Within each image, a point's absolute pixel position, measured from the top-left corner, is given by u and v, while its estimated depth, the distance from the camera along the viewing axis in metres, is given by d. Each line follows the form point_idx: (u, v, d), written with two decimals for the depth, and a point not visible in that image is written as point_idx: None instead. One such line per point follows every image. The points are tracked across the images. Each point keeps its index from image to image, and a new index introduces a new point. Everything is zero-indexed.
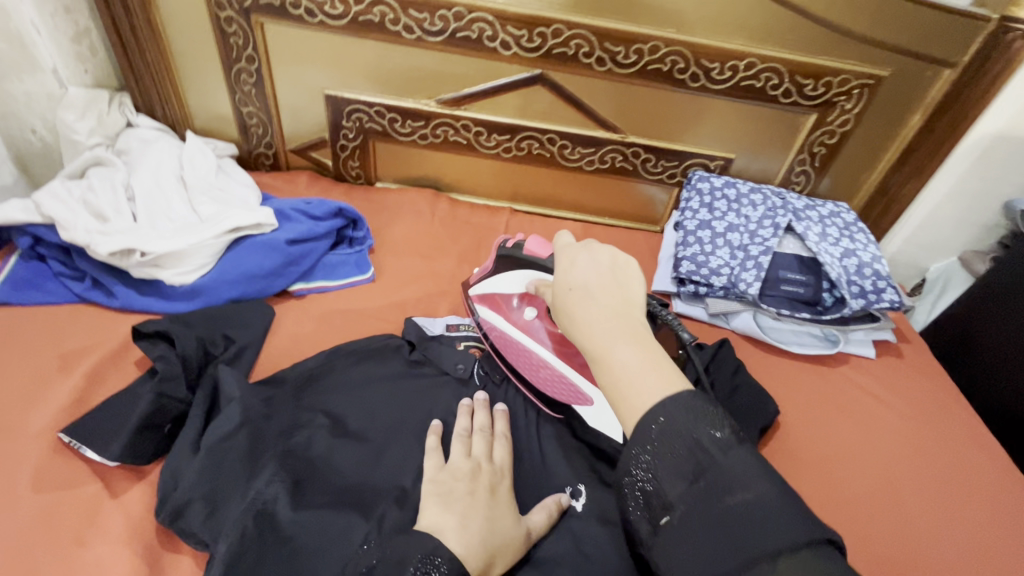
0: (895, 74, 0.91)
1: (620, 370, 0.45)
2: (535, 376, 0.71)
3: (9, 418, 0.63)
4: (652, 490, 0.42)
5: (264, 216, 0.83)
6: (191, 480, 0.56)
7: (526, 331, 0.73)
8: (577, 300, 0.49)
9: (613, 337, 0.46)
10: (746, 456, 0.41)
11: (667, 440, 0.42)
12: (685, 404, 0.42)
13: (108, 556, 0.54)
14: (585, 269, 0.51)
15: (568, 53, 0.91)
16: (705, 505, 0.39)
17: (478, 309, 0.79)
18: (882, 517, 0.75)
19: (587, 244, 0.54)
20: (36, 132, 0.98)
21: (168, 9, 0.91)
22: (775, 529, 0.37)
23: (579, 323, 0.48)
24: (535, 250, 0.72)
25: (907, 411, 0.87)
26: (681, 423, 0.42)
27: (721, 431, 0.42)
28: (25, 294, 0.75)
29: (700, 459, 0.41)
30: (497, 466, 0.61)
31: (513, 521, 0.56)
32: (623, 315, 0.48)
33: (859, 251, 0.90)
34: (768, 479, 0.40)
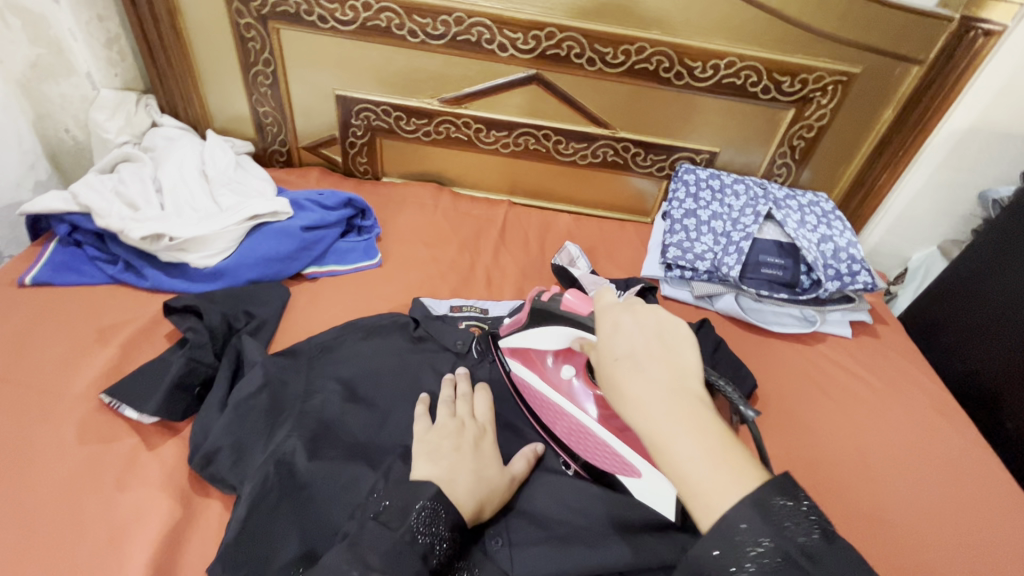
0: (867, 71, 0.97)
1: (683, 463, 0.43)
2: (578, 441, 0.69)
3: (55, 381, 0.70)
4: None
5: (281, 205, 0.90)
6: (219, 432, 0.63)
7: (564, 392, 0.70)
8: (625, 374, 0.48)
9: (671, 425, 0.44)
10: (836, 560, 0.40)
11: (759, 554, 0.39)
12: (766, 505, 0.40)
13: (146, 499, 0.61)
14: (630, 338, 0.51)
15: (561, 55, 0.98)
16: None
17: (511, 363, 0.75)
18: (851, 479, 0.80)
19: (629, 308, 0.54)
20: (70, 131, 1.06)
21: (192, 17, 0.99)
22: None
23: (630, 400, 0.47)
24: (572, 307, 0.65)
25: (879, 385, 0.93)
26: (767, 525, 0.39)
27: (808, 535, 0.40)
28: (65, 276, 0.83)
29: (794, 573, 0.39)
30: (480, 423, 0.68)
31: (496, 469, 0.63)
32: (677, 390, 0.47)
33: (835, 237, 0.96)
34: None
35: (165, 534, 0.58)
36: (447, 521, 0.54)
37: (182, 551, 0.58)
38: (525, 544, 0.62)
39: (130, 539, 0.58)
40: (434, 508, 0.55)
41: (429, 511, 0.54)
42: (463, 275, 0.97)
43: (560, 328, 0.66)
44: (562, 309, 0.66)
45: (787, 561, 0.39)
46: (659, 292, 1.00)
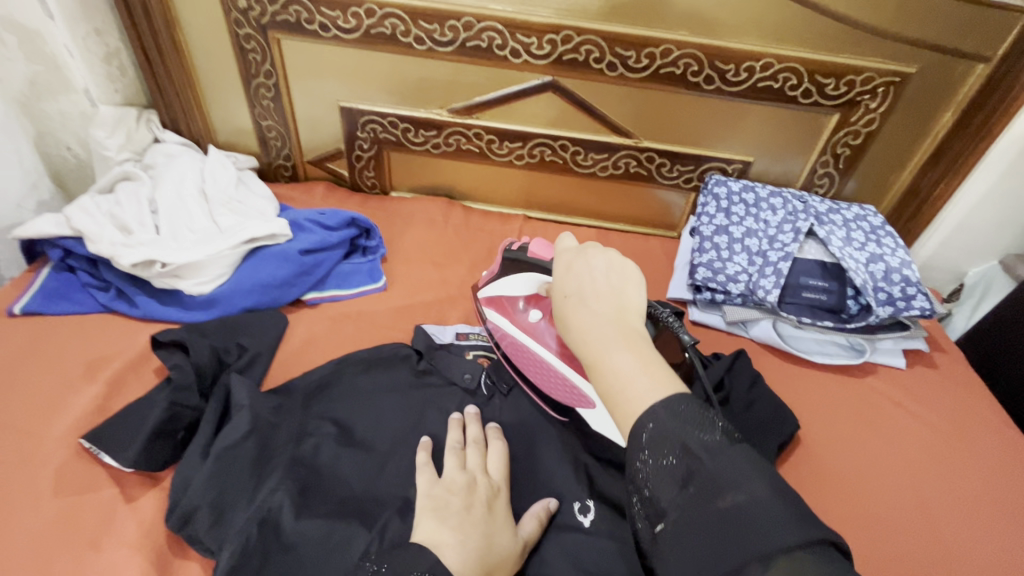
0: (923, 71, 0.87)
1: (617, 373, 0.46)
2: (537, 378, 0.70)
3: (36, 421, 0.65)
4: (649, 499, 0.42)
5: (280, 226, 0.84)
6: (198, 487, 0.57)
7: (529, 332, 0.72)
8: (572, 308, 0.52)
9: (609, 345, 0.48)
10: (737, 456, 0.40)
11: (661, 449, 0.41)
12: (673, 406, 0.43)
13: (121, 560, 0.55)
14: (580, 276, 0.54)
15: (579, 59, 0.90)
16: (696, 510, 0.38)
17: (485, 311, 0.78)
18: (910, 536, 0.70)
19: (581, 250, 0.56)
20: (71, 148, 1.03)
21: (191, 28, 0.95)
22: (768, 526, 0.35)
23: (575, 331, 0.51)
24: (538, 252, 0.71)
25: (940, 424, 0.83)
26: (672, 423, 0.42)
27: (712, 434, 0.42)
28: (56, 304, 0.79)
29: (692, 464, 0.40)
30: (493, 482, 0.61)
31: (506, 531, 0.56)
32: (618, 320, 0.50)
33: (886, 257, 0.86)
34: (761, 478, 0.38)
35: None
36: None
37: None
38: None
39: None
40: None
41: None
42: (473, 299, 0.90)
43: (530, 274, 0.72)
44: (528, 256, 0.72)
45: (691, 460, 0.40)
46: (687, 317, 0.92)
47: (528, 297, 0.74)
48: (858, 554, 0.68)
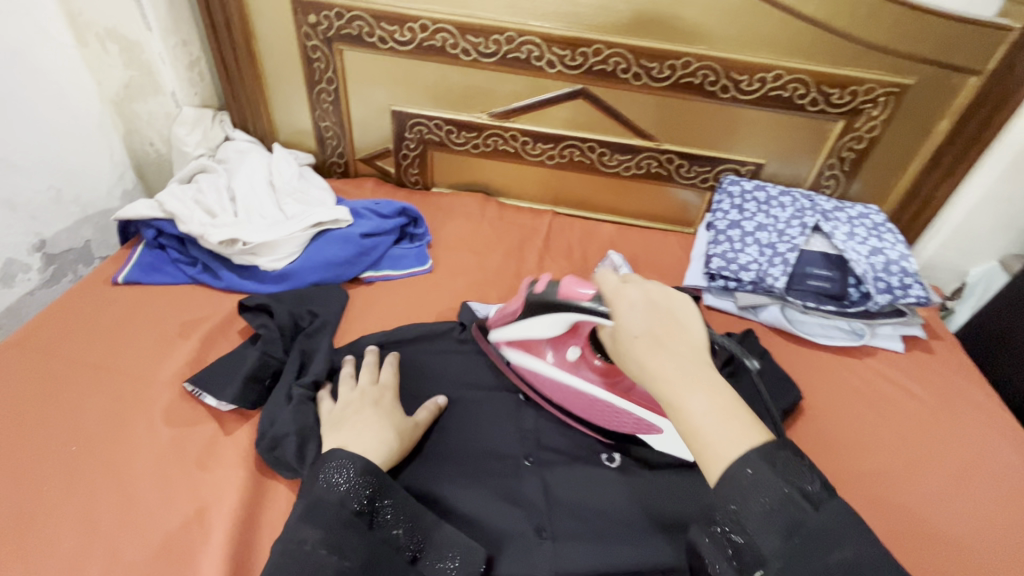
0: (920, 83, 0.96)
1: (697, 416, 0.49)
2: (594, 415, 0.74)
3: (144, 369, 0.78)
4: (741, 543, 0.46)
5: (342, 212, 0.97)
6: (286, 419, 0.69)
7: (571, 373, 0.75)
8: (642, 349, 0.54)
9: (688, 388, 0.50)
10: (839, 509, 0.45)
11: (758, 495, 0.45)
12: (771, 456, 0.46)
13: (226, 478, 0.68)
14: (643, 315, 0.56)
15: (607, 70, 1.01)
16: (804, 562, 0.43)
17: (510, 355, 0.81)
18: (900, 495, 0.79)
19: (637, 285, 0.58)
20: (154, 145, 1.16)
21: (264, 40, 1.08)
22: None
23: (650, 372, 0.52)
24: (567, 293, 0.69)
25: (931, 400, 0.91)
26: (770, 471, 0.46)
27: (814, 486, 0.46)
28: (151, 275, 0.92)
29: (794, 512, 0.45)
30: (382, 389, 0.73)
31: (398, 416, 0.70)
32: (691, 358, 0.53)
33: (886, 250, 0.95)
34: (863, 533, 0.44)
35: (239, 511, 0.65)
36: (355, 474, 0.59)
37: (255, 529, 0.65)
38: (569, 538, 0.65)
39: (212, 512, 0.65)
40: (348, 468, 0.60)
41: (342, 471, 0.59)
42: (508, 282, 1.01)
43: (558, 316, 0.71)
44: (557, 298, 0.70)
45: (790, 507, 0.45)
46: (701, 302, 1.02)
47: (557, 339, 0.77)
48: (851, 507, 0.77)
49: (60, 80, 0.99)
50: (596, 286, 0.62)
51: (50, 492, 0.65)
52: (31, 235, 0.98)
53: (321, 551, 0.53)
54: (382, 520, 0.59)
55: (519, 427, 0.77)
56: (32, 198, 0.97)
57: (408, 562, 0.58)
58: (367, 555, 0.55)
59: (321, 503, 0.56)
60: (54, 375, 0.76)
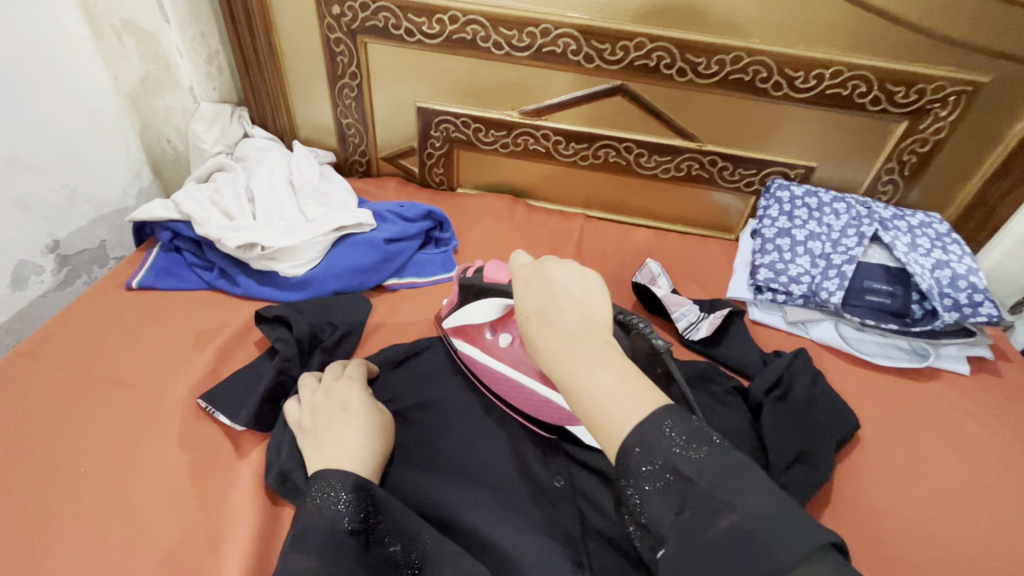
0: (996, 81, 0.87)
1: (594, 392, 0.45)
2: (522, 402, 0.70)
3: (157, 383, 0.74)
4: (646, 522, 0.44)
5: (365, 216, 0.92)
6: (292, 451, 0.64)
7: (503, 357, 0.72)
8: (536, 328, 0.51)
9: (579, 360, 0.47)
10: (725, 468, 0.42)
11: (646, 471, 0.43)
12: (656, 426, 0.43)
13: (241, 504, 0.63)
14: (539, 292, 0.53)
15: (650, 65, 0.94)
16: (692, 534, 0.40)
17: (455, 343, 0.78)
18: (975, 536, 0.71)
19: (541, 265, 0.56)
20: (171, 141, 1.11)
21: (286, 33, 1.03)
22: (777, 538, 0.38)
23: (543, 351, 0.50)
24: (491, 276, 0.72)
25: (1004, 430, 0.83)
26: (651, 438, 0.43)
27: (697, 451, 0.43)
28: (166, 281, 0.88)
29: (681, 484, 0.42)
30: (348, 387, 0.68)
31: (367, 414, 0.64)
32: (585, 334, 0.50)
33: (952, 263, 0.87)
34: (753, 492, 0.41)
35: (255, 542, 0.60)
36: (345, 495, 0.54)
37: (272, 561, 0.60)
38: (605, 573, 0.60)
39: (226, 544, 0.60)
40: (336, 492, 0.55)
41: (331, 495, 0.54)
42: None
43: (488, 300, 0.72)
44: (484, 281, 0.73)
45: (674, 476, 0.42)
46: (747, 316, 0.94)
47: (498, 323, 0.75)
48: (921, 551, 0.69)
49: (74, 74, 0.95)
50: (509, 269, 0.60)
51: (57, 517, 0.61)
52: (44, 236, 0.95)
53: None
54: (377, 535, 0.55)
55: (549, 450, 0.70)
56: (44, 197, 0.93)
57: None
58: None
59: (311, 529, 0.52)
60: (65, 387, 0.72)
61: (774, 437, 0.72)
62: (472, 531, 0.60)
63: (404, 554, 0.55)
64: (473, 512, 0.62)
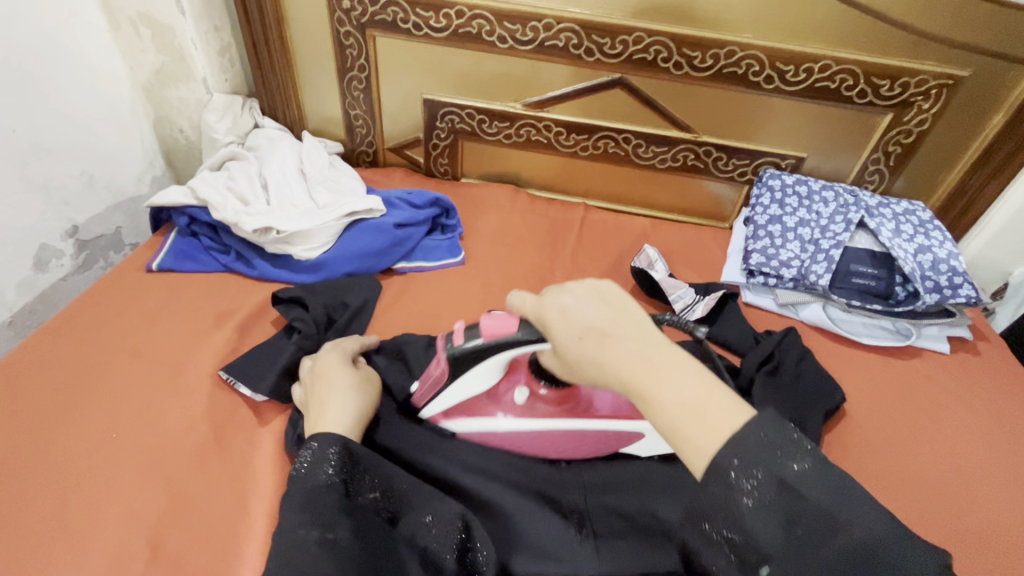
0: (975, 75, 0.92)
1: (681, 400, 0.43)
2: (571, 448, 0.67)
3: (180, 357, 0.78)
4: (743, 542, 0.40)
5: (375, 202, 0.96)
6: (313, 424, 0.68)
7: (526, 415, 0.67)
8: (598, 345, 0.47)
9: (660, 372, 0.44)
10: (833, 481, 0.40)
11: (749, 487, 0.40)
12: (756, 436, 0.41)
13: (265, 468, 0.67)
14: (581, 312, 0.49)
15: (648, 59, 0.98)
16: (802, 551, 0.38)
17: (461, 424, 0.69)
18: (949, 501, 0.76)
19: (561, 286, 0.52)
20: (184, 131, 1.14)
21: (297, 26, 1.06)
22: (899, 559, 0.37)
23: (617, 370, 0.45)
24: (491, 332, 0.59)
25: (981, 405, 0.88)
26: (755, 449, 0.40)
27: (802, 464, 0.40)
28: (185, 263, 0.91)
29: (789, 500, 0.39)
30: (328, 359, 0.70)
31: (341, 379, 0.66)
32: (647, 340, 0.47)
33: (934, 248, 0.92)
34: (864, 506, 0.39)
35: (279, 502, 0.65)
36: (319, 446, 0.58)
37: None
38: (610, 537, 0.62)
39: (253, 504, 0.65)
40: (310, 447, 0.58)
41: (309, 452, 0.58)
42: (542, 277, 0.99)
43: (493, 359, 0.63)
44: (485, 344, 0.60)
45: (782, 491, 0.40)
46: (740, 299, 0.99)
47: (495, 391, 0.69)
48: (901, 515, 0.74)
49: (91, 65, 0.98)
50: (514, 303, 0.55)
51: (91, 479, 0.65)
52: (63, 221, 0.98)
53: (312, 546, 0.51)
54: (356, 487, 0.58)
55: None
56: (64, 183, 0.97)
57: (386, 522, 0.58)
58: (354, 527, 0.54)
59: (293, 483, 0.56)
60: (92, 362, 0.76)
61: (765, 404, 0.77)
62: (474, 494, 0.64)
63: (385, 499, 0.59)
64: (474, 475, 0.65)
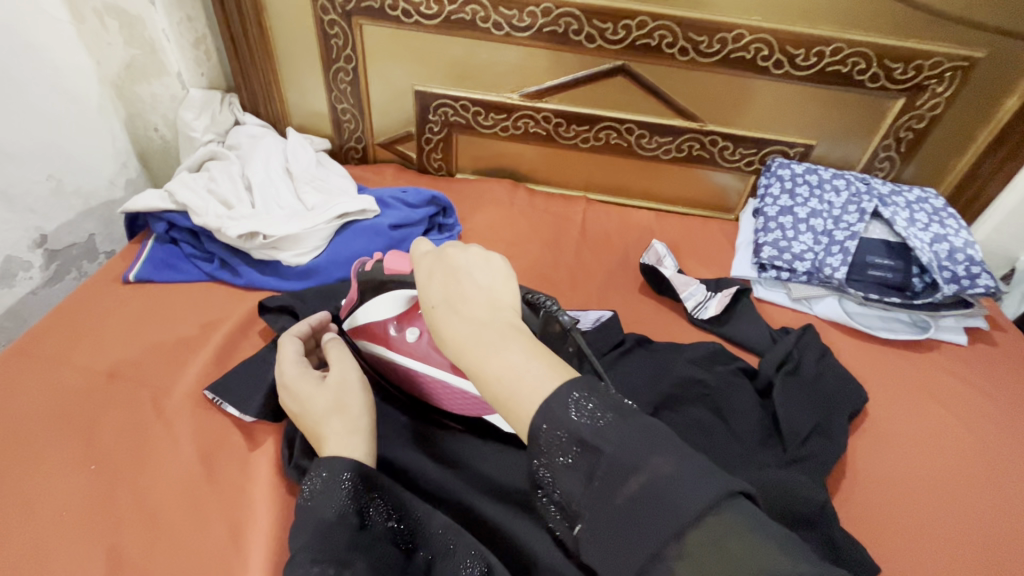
0: (990, 56, 0.89)
1: (507, 375, 0.40)
2: (444, 399, 0.65)
3: (162, 376, 0.72)
4: (564, 502, 0.39)
5: (369, 202, 0.90)
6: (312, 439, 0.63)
7: (415, 355, 0.64)
8: (441, 318, 0.44)
9: (490, 349, 0.41)
10: (632, 430, 0.37)
11: (555, 447, 0.37)
12: (563, 396, 0.38)
13: (258, 495, 0.62)
14: (441, 282, 0.46)
15: (652, 44, 0.93)
16: (601, 504, 0.36)
17: (361, 342, 0.70)
18: (981, 500, 0.73)
19: (441, 254, 0.48)
20: (158, 130, 1.08)
21: (278, 15, 0.99)
22: (684, 498, 0.33)
23: (450, 342, 0.43)
24: (394, 267, 0.65)
25: (1005, 397, 0.85)
26: (553, 405, 0.38)
27: (602, 416, 0.37)
28: (165, 274, 0.85)
29: (589, 456, 0.37)
30: (294, 376, 0.62)
31: (321, 397, 0.59)
32: (491, 321, 0.43)
33: (950, 237, 0.89)
34: (663, 452, 0.35)
35: (277, 531, 0.60)
36: (332, 475, 0.52)
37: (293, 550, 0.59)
38: None
39: (246, 534, 0.60)
40: (323, 476, 0.53)
41: (320, 480, 0.53)
42: (546, 277, 0.94)
43: (393, 292, 0.65)
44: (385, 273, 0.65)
45: (581, 448, 0.37)
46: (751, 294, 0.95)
47: (402, 317, 0.66)
48: (933, 518, 0.71)
49: (55, 59, 0.90)
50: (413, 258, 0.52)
51: (66, 516, 0.59)
52: (31, 229, 0.91)
53: None
54: (368, 513, 0.53)
55: None
56: (29, 188, 0.89)
57: (404, 554, 0.54)
58: (369, 562, 0.50)
59: (310, 519, 0.51)
60: (65, 385, 0.70)
61: (787, 407, 0.73)
62: (491, 521, 0.58)
63: (403, 529, 0.55)
64: (491, 503, 0.60)
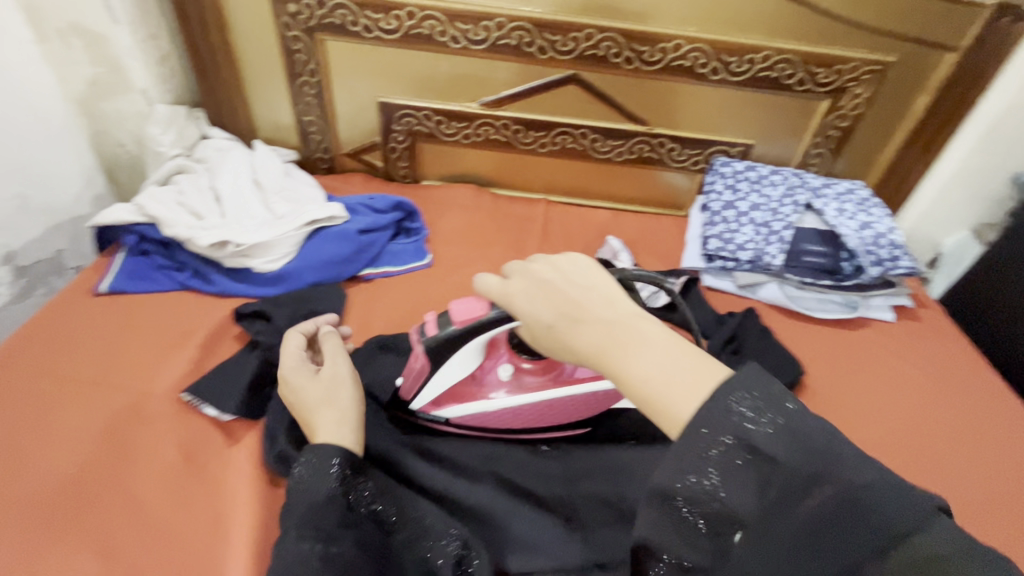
0: (901, 60, 0.99)
1: (648, 376, 0.42)
2: (560, 415, 0.69)
3: (138, 381, 0.74)
4: (720, 513, 0.38)
5: (337, 209, 0.93)
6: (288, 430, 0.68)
7: (516, 391, 0.67)
8: (567, 332, 0.48)
9: (634, 351, 0.44)
10: (808, 437, 0.37)
11: (719, 454, 0.38)
12: (724, 401, 0.38)
13: (238, 487, 0.66)
14: (541, 297, 0.51)
15: (599, 54, 1.00)
16: (780, 514, 0.36)
17: (449, 414, 0.69)
18: (907, 457, 0.81)
19: (526, 271, 0.54)
20: (125, 146, 1.10)
21: (241, 32, 1.03)
22: (886, 508, 0.34)
23: (587, 352, 0.46)
24: (464, 317, 0.60)
25: (927, 365, 0.95)
26: (716, 411, 0.38)
27: (770, 422, 0.37)
28: (137, 284, 0.87)
29: (760, 464, 0.37)
30: (292, 369, 0.66)
31: (317, 389, 0.63)
32: (622, 322, 0.46)
33: (875, 223, 0.98)
34: (848, 461, 0.36)
35: (259, 520, 0.63)
36: (322, 461, 0.56)
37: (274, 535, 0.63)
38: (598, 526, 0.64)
39: (228, 523, 0.63)
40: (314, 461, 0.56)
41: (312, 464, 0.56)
42: None
43: (471, 343, 0.62)
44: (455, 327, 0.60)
45: (751, 455, 0.37)
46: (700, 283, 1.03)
47: (481, 368, 0.68)
48: None
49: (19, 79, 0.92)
50: (478, 292, 0.57)
51: (49, 517, 0.61)
52: None
53: (316, 559, 0.51)
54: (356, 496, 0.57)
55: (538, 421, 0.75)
56: None
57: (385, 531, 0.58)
58: (357, 540, 0.54)
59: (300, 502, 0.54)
60: (40, 394, 0.72)
61: None
62: (465, 500, 0.64)
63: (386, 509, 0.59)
64: (462, 483, 0.66)
